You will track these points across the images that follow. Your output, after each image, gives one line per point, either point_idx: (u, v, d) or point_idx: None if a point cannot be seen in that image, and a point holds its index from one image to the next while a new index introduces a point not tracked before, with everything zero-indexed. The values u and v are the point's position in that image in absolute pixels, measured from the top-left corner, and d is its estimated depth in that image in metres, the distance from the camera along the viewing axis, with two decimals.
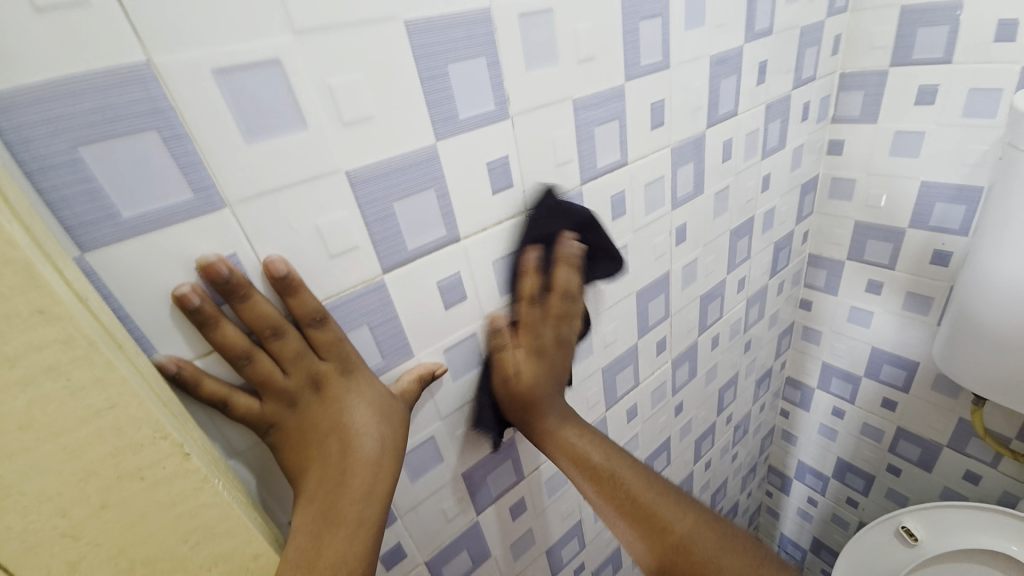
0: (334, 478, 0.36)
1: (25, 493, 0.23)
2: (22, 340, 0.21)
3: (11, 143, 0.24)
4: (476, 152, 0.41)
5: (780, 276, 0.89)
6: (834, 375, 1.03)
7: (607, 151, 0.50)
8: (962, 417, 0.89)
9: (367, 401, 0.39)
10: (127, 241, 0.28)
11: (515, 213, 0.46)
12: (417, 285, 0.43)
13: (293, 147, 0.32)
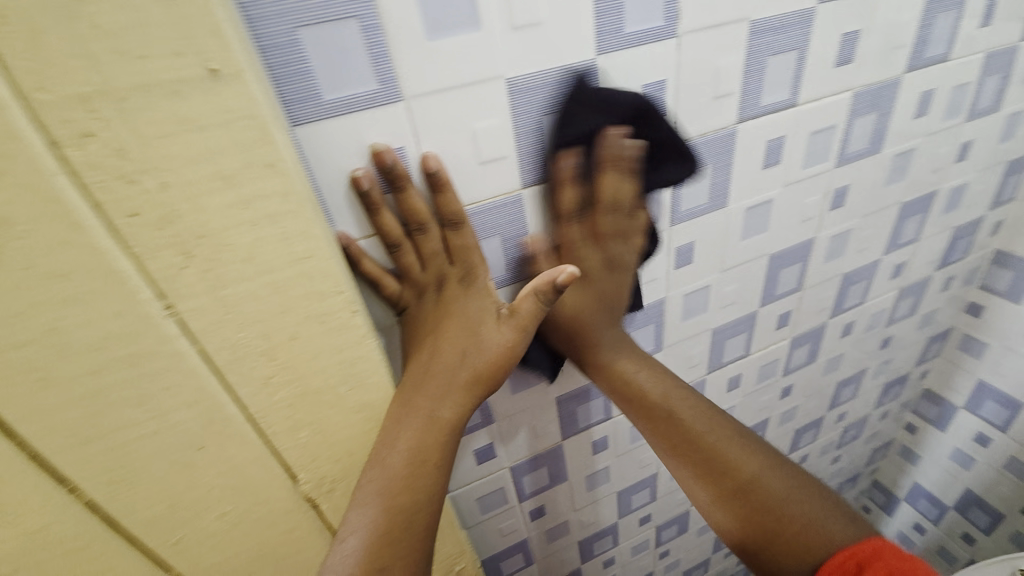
0: (452, 367, 0.39)
1: (243, 312, 0.29)
2: (255, 186, 0.26)
3: (252, 19, 0.28)
4: (635, 72, 0.40)
5: (951, 269, 0.79)
6: (989, 396, 0.89)
7: (778, 88, 0.46)
8: None
9: (469, 311, 0.40)
10: (324, 121, 0.32)
11: (659, 146, 0.44)
12: (550, 205, 0.43)
13: (464, 46, 0.33)
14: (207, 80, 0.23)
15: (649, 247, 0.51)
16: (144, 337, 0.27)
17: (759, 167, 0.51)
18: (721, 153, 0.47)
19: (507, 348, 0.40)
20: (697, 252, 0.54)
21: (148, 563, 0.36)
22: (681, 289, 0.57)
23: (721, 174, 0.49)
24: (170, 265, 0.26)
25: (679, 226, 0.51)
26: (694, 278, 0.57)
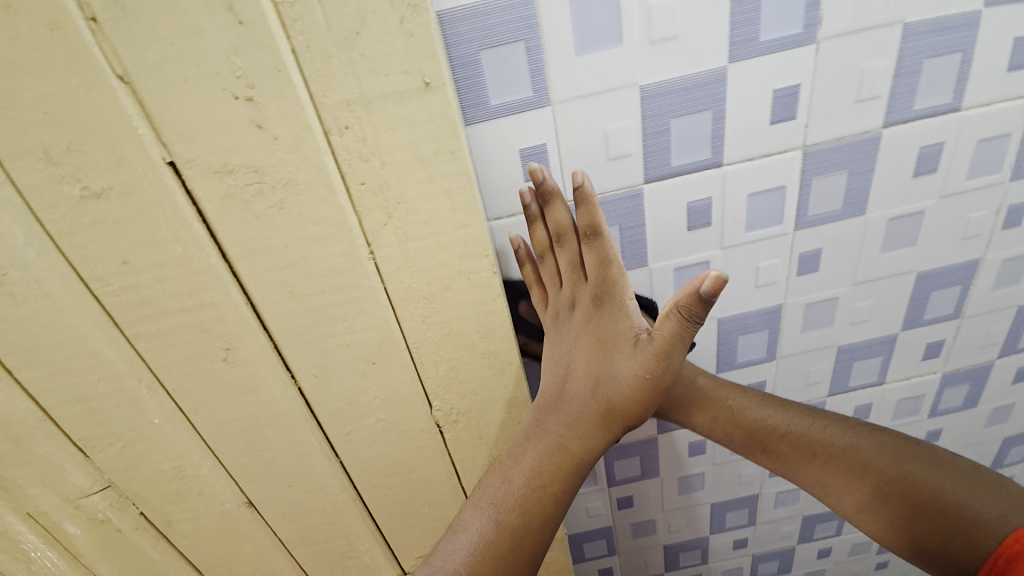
0: (583, 396, 0.42)
1: (417, 261, 0.39)
2: (440, 167, 0.36)
3: (451, 47, 0.39)
4: (763, 78, 0.42)
5: None
6: None
7: (934, 92, 0.45)
8: None
9: (603, 347, 0.42)
10: (489, 122, 0.42)
11: (786, 150, 0.46)
12: (669, 201, 0.47)
13: (608, 59, 0.40)
14: (421, 89, 0.33)
15: (767, 250, 0.52)
16: (355, 271, 0.38)
17: (908, 173, 0.49)
18: (859, 156, 0.47)
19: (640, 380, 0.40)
20: (823, 259, 0.53)
21: (326, 447, 0.48)
22: (800, 297, 0.56)
23: (858, 180, 0.49)
24: (377, 221, 0.37)
25: (805, 232, 0.51)
26: (817, 287, 0.55)
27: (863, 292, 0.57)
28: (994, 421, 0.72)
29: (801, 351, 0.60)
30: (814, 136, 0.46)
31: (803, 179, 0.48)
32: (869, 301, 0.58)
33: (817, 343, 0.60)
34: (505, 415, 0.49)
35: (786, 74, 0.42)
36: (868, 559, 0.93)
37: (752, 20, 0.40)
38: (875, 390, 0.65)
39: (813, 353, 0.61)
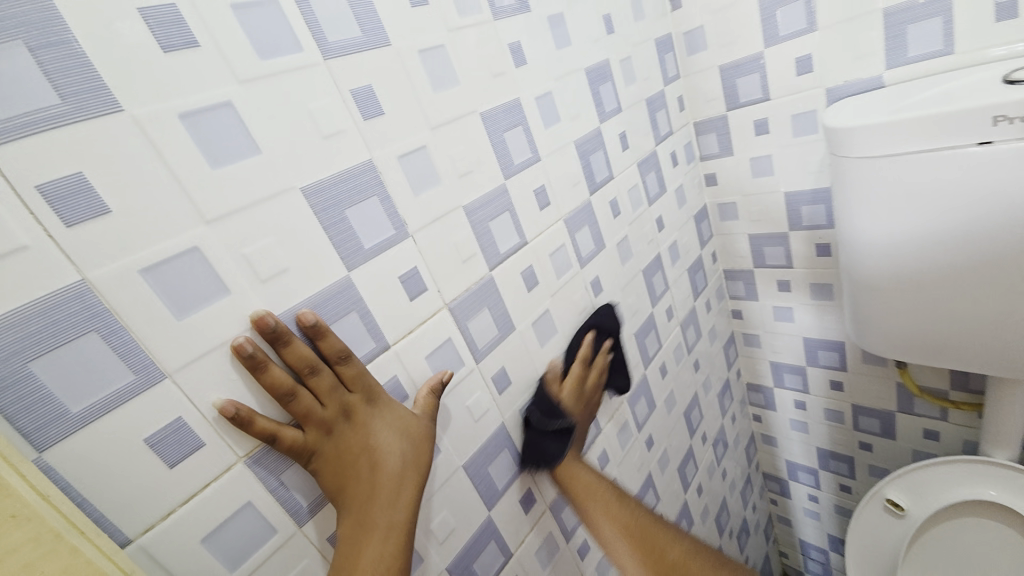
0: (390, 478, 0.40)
1: None
2: None
3: None
4: (392, 154, 0.44)
5: (704, 295, 0.96)
6: (783, 370, 1.04)
7: (520, 151, 0.57)
8: (898, 382, 0.89)
9: (391, 424, 0.41)
10: None
11: (449, 209, 0.49)
12: (380, 281, 0.44)
13: (249, 169, 0.35)
14: None
15: (497, 283, 0.54)
16: None
17: (536, 208, 0.59)
18: (508, 201, 0.55)
19: (419, 435, 0.42)
20: (539, 273, 0.59)
21: None
22: (540, 310, 0.60)
23: (514, 218, 0.56)
24: None
25: (502, 266, 0.55)
26: (542, 302, 0.60)
27: (576, 292, 0.65)
28: (701, 345, 0.96)
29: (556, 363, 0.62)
30: (467, 192, 0.51)
31: (474, 228, 0.52)
32: (582, 297, 0.66)
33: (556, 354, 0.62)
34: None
35: (417, 146, 0.46)
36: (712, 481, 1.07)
37: (354, 112, 0.41)
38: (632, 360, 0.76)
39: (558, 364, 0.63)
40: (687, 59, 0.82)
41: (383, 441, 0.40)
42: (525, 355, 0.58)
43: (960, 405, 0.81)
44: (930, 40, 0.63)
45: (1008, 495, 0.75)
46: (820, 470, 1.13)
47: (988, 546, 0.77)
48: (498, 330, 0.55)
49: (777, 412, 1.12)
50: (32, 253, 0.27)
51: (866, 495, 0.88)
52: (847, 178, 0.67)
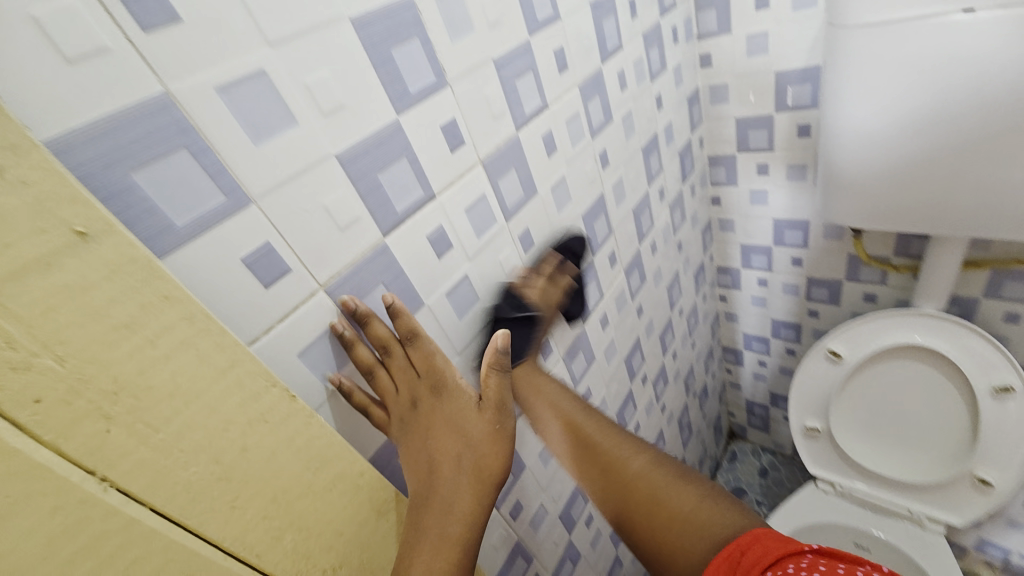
0: (451, 475, 0.42)
1: None
2: None
3: None
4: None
5: (690, 180, 1.01)
6: (752, 251, 1.15)
7: (543, 5, 0.55)
8: (850, 254, 1.01)
9: (456, 416, 0.44)
10: None
11: (481, 59, 0.48)
12: (424, 129, 0.44)
13: None
14: None
15: (522, 144, 0.56)
16: None
17: (555, 71, 0.59)
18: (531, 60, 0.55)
19: (483, 435, 0.44)
20: (557, 138, 0.61)
21: None
22: (558, 176, 0.63)
23: (537, 79, 0.56)
24: None
25: (527, 128, 0.56)
26: (559, 169, 0.63)
27: (587, 162, 0.68)
28: (684, 228, 1.04)
29: (570, 228, 0.67)
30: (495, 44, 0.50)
31: (504, 84, 0.52)
32: (592, 167, 0.69)
33: (570, 221, 0.67)
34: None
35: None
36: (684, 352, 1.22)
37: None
38: (629, 234, 0.82)
39: (571, 231, 0.68)
40: None
41: (449, 440, 0.43)
42: (545, 217, 0.62)
43: (900, 268, 0.95)
44: None
45: (927, 337, 0.90)
46: (771, 340, 1.30)
47: (905, 376, 0.95)
48: (523, 191, 0.58)
49: (741, 291, 1.25)
50: (113, 56, 0.26)
51: (813, 347, 1.03)
52: (839, 47, 0.71)
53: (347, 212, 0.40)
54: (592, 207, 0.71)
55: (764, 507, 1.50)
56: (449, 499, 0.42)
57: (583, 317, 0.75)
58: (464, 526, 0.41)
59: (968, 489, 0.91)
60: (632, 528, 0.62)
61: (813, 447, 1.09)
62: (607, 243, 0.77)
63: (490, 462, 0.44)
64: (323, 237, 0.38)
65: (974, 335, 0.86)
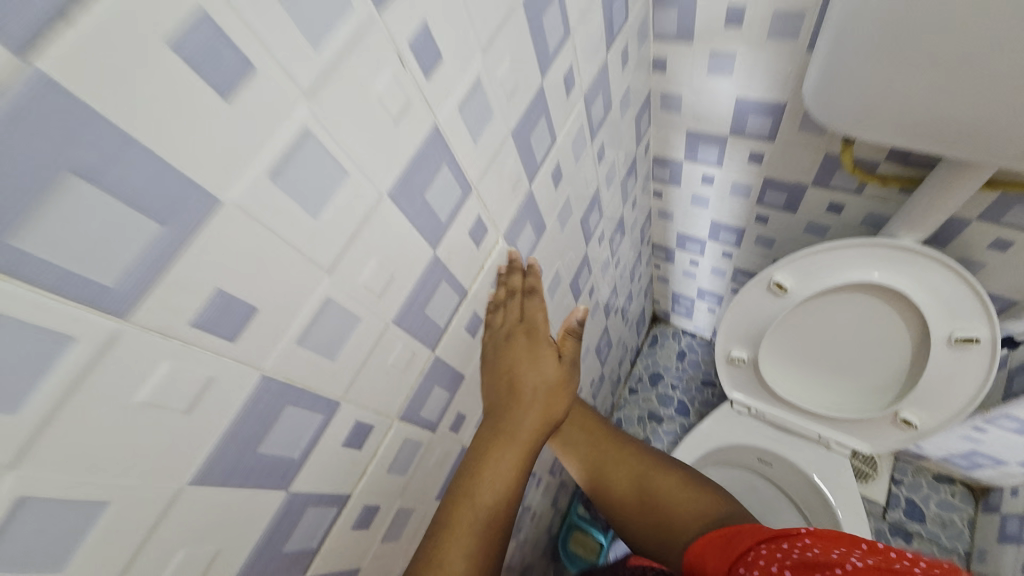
0: (525, 404, 0.48)
1: None
2: None
3: None
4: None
5: (621, 41, 0.62)
6: (699, 142, 0.82)
7: None
8: (828, 155, 0.73)
9: (541, 370, 0.50)
10: None
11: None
12: None
13: None
14: None
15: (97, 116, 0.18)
16: None
17: None
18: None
19: (552, 380, 0.50)
20: (247, 42, 0.22)
21: None
22: (289, 139, 0.25)
23: None
24: None
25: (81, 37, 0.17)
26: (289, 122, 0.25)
27: (380, 78, 0.29)
28: (610, 124, 0.69)
29: (363, 234, 0.32)
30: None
31: None
32: (397, 87, 0.31)
33: (362, 219, 0.32)
34: (474, 466, 0.45)
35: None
36: (607, 273, 0.97)
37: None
38: (509, 179, 0.48)
39: (373, 234, 0.33)
40: None
41: (537, 379, 0.49)
42: (275, 245, 0.27)
43: (886, 180, 0.69)
44: None
45: (891, 274, 0.72)
46: (708, 242, 1.08)
47: (853, 314, 0.79)
48: (161, 224, 0.22)
49: (679, 189, 0.96)
50: None
51: (755, 275, 0.84)
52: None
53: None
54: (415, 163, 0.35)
55: (677, 390, 1.51)
56: (525, 405, 0.48)
57: (432, 344, 0.45)
58: (534, 439, 0.48)
59: (886, 423, 0.85)
60: (643, 532, 0.56)
61: (736, 374, 0.99)
62: (464, 212, 0.43)
63: (559, 400, 0.50)
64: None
65: (951, 276, 0.68)
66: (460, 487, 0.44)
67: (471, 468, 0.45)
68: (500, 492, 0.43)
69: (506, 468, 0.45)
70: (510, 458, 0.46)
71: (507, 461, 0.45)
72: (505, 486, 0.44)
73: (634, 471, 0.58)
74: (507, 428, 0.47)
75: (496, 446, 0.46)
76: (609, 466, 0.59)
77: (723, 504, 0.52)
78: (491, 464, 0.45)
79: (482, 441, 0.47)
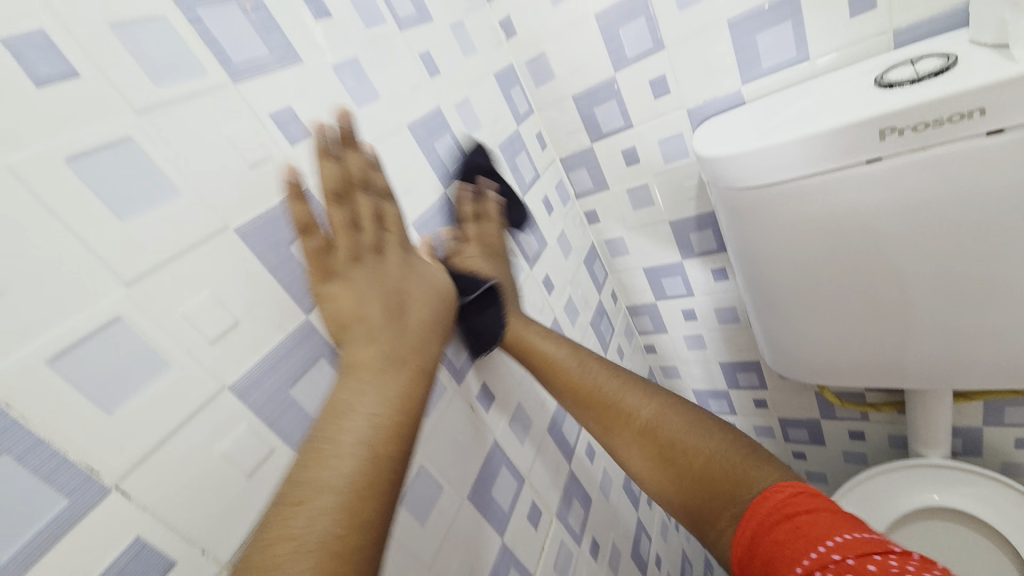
0: (397, 407, 0.33)
1: None
2: None
3: None
4: (55, 155, 0.25)
5: (614, 342, 0.87)
6: (707, 397, 0.97)
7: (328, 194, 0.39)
8: (817, 392, 0.85)
9: (412, 339, 0.37)
10: None
11: (209, 227, 0.31)
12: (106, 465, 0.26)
13: None
14: None
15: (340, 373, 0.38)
16: None
17: None
18: None
19: (423, 325, 0.39)
20: None
21: None
22: None
23: None
24: None
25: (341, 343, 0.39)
26: None
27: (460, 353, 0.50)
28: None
29: (450, 440, 0.47)
30: (238, 262, 0.32)
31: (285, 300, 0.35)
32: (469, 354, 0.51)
33: (450, 432, 0.47)
34: (327, 442, 0.29)
35: (134, 184, 0.28)
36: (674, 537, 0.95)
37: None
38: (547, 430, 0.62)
39: (458, 444, 0.48)
40: (537, 91, 0.71)
41: (407, 325, 0.38)
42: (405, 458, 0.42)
43: (880, 406, 0.80)
44: (784, 46, 0.56)
45: (949, 495, 0.71)
46: None
47: (943, 552, 0.70)
48: None
49: None
50: None
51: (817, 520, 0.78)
52: (728, 211, 0.59)
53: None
54: (478, 400, 0.51)
55: None
56: (394, 338, 0.36)
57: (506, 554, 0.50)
58: (408, 383, 0.35)
59: None
60: (677, 495, 0.45)
61: None
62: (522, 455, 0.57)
63: (435, 346, 0.39)
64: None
65: (1003, 488, 0.68)
66: (298, 478, 0.27)
67: (314, 446, 0.29)
68: (359, 459, 0.29)
69: (374, 439, 0.30)
70: (378, 417, 0.31)
71: (376, 402, 0.32)
72: (365, 469, 0.29)
73: (661, 453, 0.46)
74: (371, 374, 0.34)
75: (348, 416, 0.31)
76: (638, 460, 0.48)
77: (752, 467, 0.40)
78: (345, 421, 0.31)
79: (326, 415, 0.31)
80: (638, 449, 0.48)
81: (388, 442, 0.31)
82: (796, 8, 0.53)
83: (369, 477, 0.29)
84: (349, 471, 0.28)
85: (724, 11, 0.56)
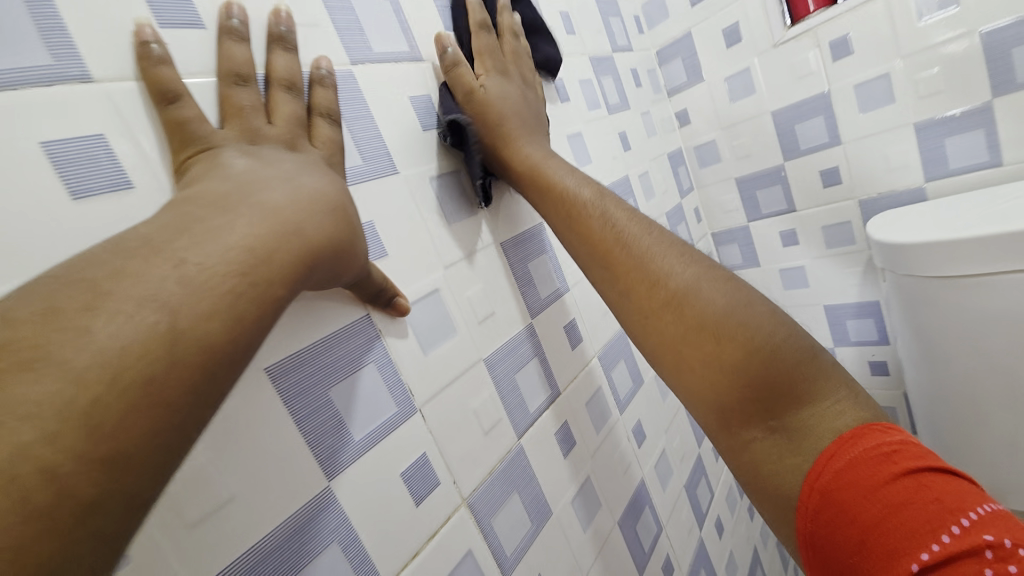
0: (237, 249, 0.18)
1: None
2: None
3: None
4: (425, 172, 0.38)
5: None
6: None
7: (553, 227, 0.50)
8: None
9: (301, 185, 0.23)
10: None
11: (488, 240, 0.41)
12: (424, 375, 0.34)
13: None
14: None
15: (546, 368, 0.45)
16: None
17: (576, 289, 0.51)
18: (546, 273, 0.48)
19: (326, 193, 0.23)
20: (584, 354, 0.50)
21: None
22: (589, 402, 0.50)
23: (550, 295, 0.47)
24: None
25: (548, 344, 0.46)
26: (589, 395, 0.50)
27: (624, 385, 0.55)
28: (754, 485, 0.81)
29: (613, 462, 0.51)
30: (501, 263, 0.43)
31: (523, 297, 0.44)
32: (633, 388, 0.56)
33: (612, 455, 0.51)
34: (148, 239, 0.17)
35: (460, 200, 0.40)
36: None
37: (385, 140, 0.35)
38: (685, 488, 0.62)
39: (617, 469, 0.51)
40: (700, 172, 0.79)
41: (282, 187, 0.22)
42: (579, 462, 0.47)
43: None
44: (973, 151, 0.58)
45: None
46: None
47: None
48: (548, 432, 0.44)
49: None
50: None
51: None
52: (904, 296, 0.59)
53: (268, 454, 0.26)
54: (633, 433, 0.55)
55: None
56: (253, 190, 0.21)
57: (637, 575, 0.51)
58: (260, 243, 0.19)
59: None
60: (698, 377, 0.30)
61: None
62: (663, 500, 0.58)
63: (328, 215, 0.23)
64: (223, 494, 0.25)
65: None
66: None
67: (48, 299, 0.15)
68: (215, 284, 0.17)
69: (215, 283, 0.17)
70: (218, 260, 0.18)
71: (209, 249, 0.18)
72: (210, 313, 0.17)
73: (696, 340, 0.30)
74: (195, 223, 0.18)
75: (152, 261, 0.17)
76: (654, 343, 0.32)
77: (826, 384, 0.28)
78: (130, 267, 0.16)
79: (103, 259, 0.16)
80: (654, 320, 0.32)
81: (207, 316, 0.16)
82: (990, 119, 0.56)
83: (210, 331, 0.16)
84: (119, 345, 0.15)
85: (909, 115, 0.60)
